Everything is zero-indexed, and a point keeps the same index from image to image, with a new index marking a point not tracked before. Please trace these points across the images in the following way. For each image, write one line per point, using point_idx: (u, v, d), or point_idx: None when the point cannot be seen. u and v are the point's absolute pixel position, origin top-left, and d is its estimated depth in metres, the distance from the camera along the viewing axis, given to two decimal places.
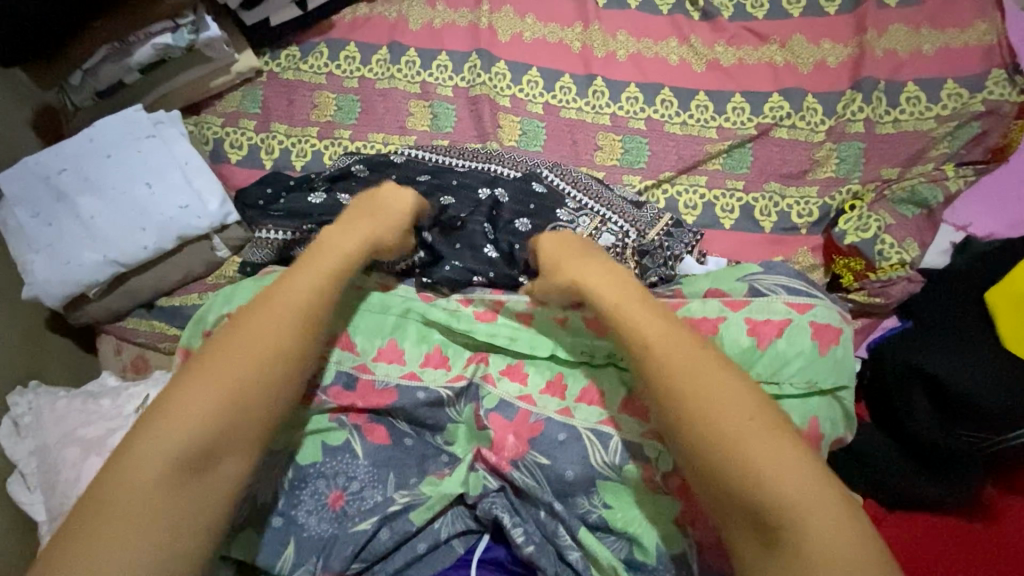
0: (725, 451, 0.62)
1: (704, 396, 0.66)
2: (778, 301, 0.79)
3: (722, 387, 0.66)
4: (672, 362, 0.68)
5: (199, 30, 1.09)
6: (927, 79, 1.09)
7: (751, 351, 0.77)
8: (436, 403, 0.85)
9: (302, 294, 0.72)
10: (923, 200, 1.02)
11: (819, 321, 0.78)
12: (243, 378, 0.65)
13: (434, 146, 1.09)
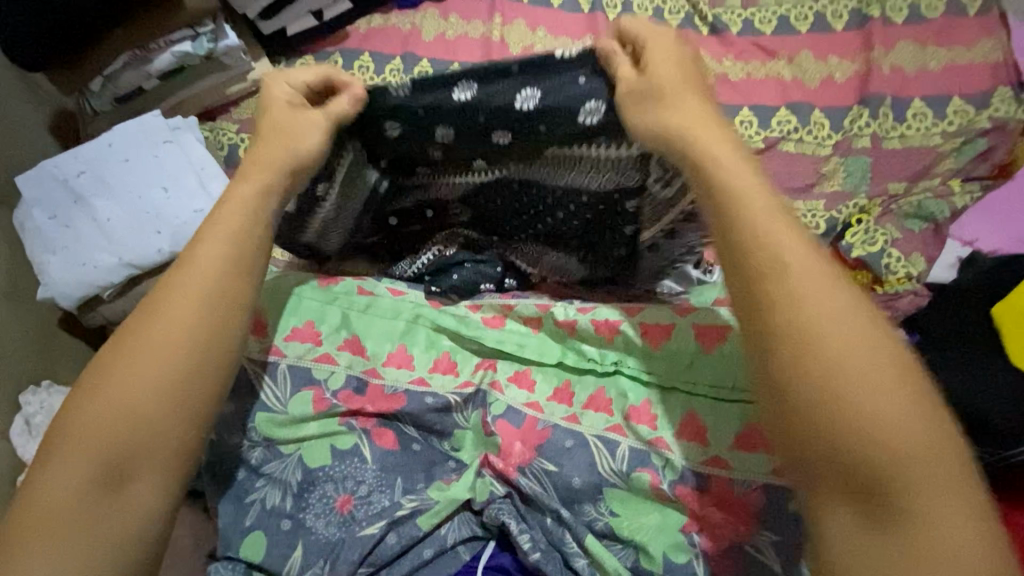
0: (841, 407, 0.53)
1: (828, 339, 0.56)
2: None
3: (865, 339, 0.56)
4: (806, 295, 0.57)
5: (217, 38, 1.11)
6: (933, 96, 1.10)
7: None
8: (444, 408, 0.86)
9: (218, 274, 0.68)
10: (929, 214, 1.04)
11: None
12: (162, 370, 0.63)
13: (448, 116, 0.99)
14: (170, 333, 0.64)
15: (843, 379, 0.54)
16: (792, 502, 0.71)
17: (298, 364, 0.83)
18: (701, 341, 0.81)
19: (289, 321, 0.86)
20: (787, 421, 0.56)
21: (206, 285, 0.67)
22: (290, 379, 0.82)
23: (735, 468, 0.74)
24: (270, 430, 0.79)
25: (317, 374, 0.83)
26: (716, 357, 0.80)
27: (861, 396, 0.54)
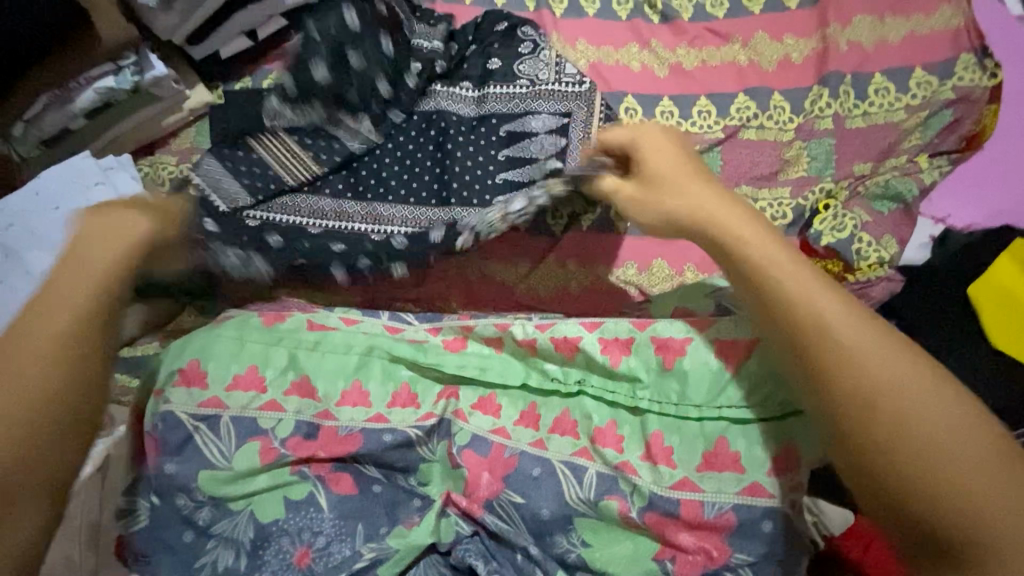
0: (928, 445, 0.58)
1: (894, 387, 0.60)
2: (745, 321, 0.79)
3: (946, 416, 0.59)
4: (841, 322, 0.62)
5: (143, 70, 1.06)
6: (895, 69, 1.06)
7: (719, 375, 0.77)
8: (405, 444, 0.82)
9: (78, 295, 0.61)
10: (897, 194, 0.99)
11: None
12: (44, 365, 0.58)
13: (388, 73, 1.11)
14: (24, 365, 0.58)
15: (881, 369, 0.60)
16: (764, 523, 0.71)
17: (244, 415, 0.80)
18: (663, 357, 0.79)
19: (229, 368, 0.82)
20: (838, 411, 0.61)
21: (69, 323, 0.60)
22: (243, 431, 0.79)
23: (706, 492, 0.73)
24: (214, 488, 0.76)
25: (263, 424, 0.80)
26: (676, 374, 0.78)
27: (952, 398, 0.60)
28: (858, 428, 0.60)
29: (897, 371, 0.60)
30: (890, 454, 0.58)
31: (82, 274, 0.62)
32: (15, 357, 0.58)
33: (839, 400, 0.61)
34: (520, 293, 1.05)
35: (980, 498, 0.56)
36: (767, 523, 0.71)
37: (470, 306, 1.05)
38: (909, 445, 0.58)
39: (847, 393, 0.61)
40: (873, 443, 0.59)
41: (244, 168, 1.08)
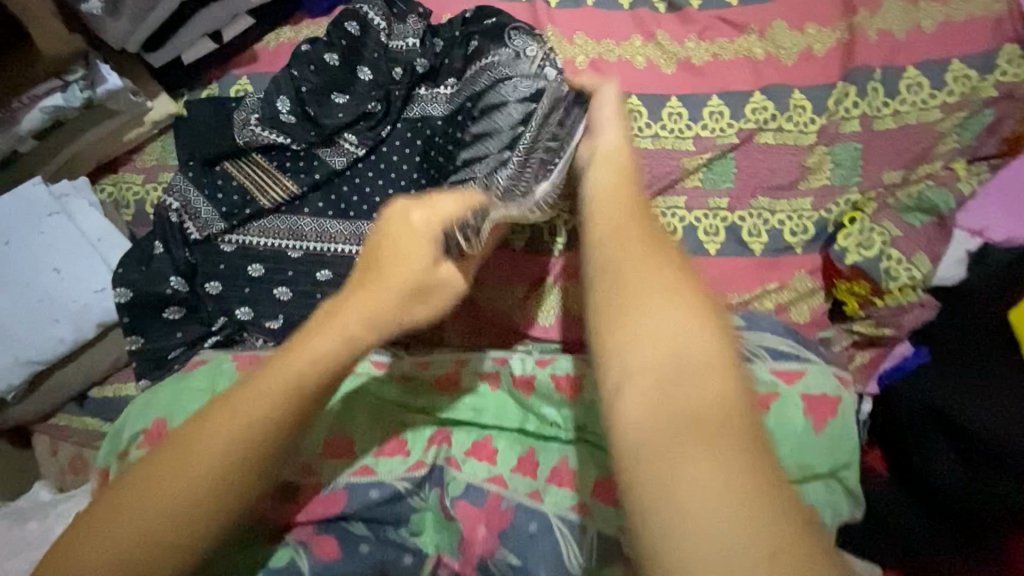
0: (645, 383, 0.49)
1: (667, 346, 0.50)
2: (759, 370, 0.70)
3: (698, 348, 0.49)
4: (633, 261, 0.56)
5: (95, 83, 0.95)
6: (930, 61, 0.95)
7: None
8: (393, 497, 0.78)
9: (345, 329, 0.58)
10: (932, 206, 0.90)
11: (810, 393, 0.67)
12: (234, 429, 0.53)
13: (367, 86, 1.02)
14: (265, 411, 0.54)
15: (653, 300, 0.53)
16: None
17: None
18: None
19: None
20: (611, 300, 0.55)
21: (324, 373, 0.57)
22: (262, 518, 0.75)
23: None
24: None
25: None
26: None
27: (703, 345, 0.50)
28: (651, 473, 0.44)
29: (698, 346, 0.50)
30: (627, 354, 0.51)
31: (353, 317, 0.59)
32: (239, 402, 0.54)
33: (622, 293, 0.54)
34: (518, 321, 0.97)
35: (713, 484, 0.42)
36: None
37: (464, 336, 0.96)
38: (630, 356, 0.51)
39: (676, 413, 0.46)
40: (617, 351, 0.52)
41: (214, 195, 0.99)
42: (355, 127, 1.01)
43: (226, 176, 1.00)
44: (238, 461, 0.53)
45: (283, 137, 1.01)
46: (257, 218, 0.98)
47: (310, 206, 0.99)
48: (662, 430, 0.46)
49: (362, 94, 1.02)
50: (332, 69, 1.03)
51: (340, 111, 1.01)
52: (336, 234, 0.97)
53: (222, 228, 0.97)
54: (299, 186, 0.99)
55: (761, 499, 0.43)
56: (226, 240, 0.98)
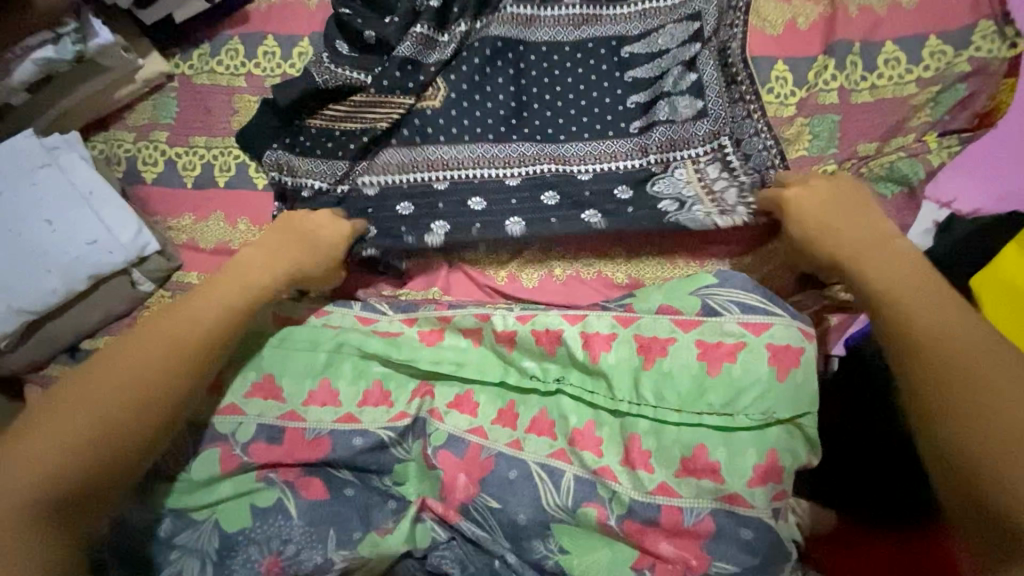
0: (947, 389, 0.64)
1: (949, 340, 0.66)
2: (729, 325, 0.73)
3: (964, 336, 0.66)
4: (910, 301, 0.71)
5: (86, 37, 0.95)
6: (906, 37, 0.98)
7: (701, 380, 0.72)
8: (377, 447, 0.83)
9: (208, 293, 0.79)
10: (903, 177, 0.93)
11: (775, 343, 0.71)
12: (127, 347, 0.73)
13: (421, 37, 1.01)
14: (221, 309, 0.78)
15: (879, 257, 0.76)
16: (745, 529, 0.68)
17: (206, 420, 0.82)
18: (644, 356, 0.75)
19: None
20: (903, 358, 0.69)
21: (227, 304, 0.79)
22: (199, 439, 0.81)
23: (684, 497, 0.70)
24: (176, 500, 0.78)
25: (223, 429, 0.82)
26: (656, 373, 0.74)
27: (907, 274, 0.73)
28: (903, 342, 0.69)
29: (977, 349, 0.65)
30: (922, 334, 0.68)
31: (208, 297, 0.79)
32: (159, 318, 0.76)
33: (908, 347, 0.68)
34: (501, 281, 0.97)
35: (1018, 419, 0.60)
36: (746, 531, 0.68)
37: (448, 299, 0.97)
38: (938, 362, 0.66)
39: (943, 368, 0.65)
40: (920, 348, 0.67)
41: (309, 146, 1.00)
42: (449, 78, 1.02)
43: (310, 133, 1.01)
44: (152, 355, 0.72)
45: (372, 95, 1.01)
46: (353, 173, 0.99)
47: (438, 133, 1.00)
48: (932, 331, 0.67)
49: (412, 52, 1.01)
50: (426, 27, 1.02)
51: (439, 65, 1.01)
52: (454, 157, 0.98)
53: (345, 176, 0.99)
54: (395, 128, 1.01)
55: (965, 354, 0.65)
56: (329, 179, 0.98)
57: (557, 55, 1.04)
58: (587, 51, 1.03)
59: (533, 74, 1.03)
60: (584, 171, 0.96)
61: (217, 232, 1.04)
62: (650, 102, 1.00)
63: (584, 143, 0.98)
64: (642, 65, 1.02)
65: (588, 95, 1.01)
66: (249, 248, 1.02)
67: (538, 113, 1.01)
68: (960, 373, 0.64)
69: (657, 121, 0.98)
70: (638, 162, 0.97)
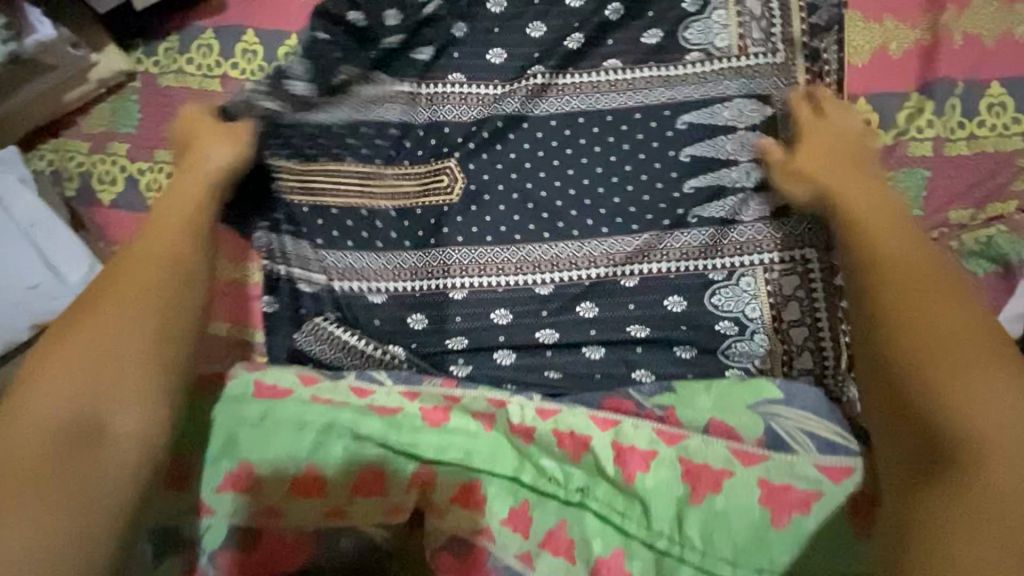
0: (914, 377, 0.51)
1: (926, 328, 0.53)
2: (802, 464, 0.64)
3: (982, 337, 0.52)
4: (908, 292, 0.56)
5: (20, 33, 0.78)
6: (1015, 79, 0.82)
7: (761, 526, 0.62)
8: (367, 549, 0.72)
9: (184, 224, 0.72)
10: (1000, 254, 0.78)
11: (857, 496, 0.62)
12: (136, 304, 0.63)
13: (444, 97, 0.92)
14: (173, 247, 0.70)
15: (885, 236, 0.61)
16: None
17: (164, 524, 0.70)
18: (691, 486, 0.65)
19: None
20: (872, 374, 0.55)
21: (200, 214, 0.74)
22: (156, 539, 0.68)
23: None
24: None
25: (190, 533, 0.70)
26: (709, 513, 0.64)
27: (923, 291, 0.55)
28: (904, 380, 0.52)
29: (1001, 402, 0.48)
30: (917, 340, 0.53)
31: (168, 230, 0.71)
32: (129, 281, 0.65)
33: (890, 361, 0.54)
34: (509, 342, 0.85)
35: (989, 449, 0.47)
36: None
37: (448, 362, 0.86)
38: (940, 417, 0.49)
39: (940, 400, 0.49)
40: (892, 359, 0.53)
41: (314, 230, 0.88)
42: (472, 157, 0.90)
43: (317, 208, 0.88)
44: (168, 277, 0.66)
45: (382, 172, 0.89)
46: (360, 257, 0.88)
47: (460, 231, 0.88)
48: (902, 334, 0.53)
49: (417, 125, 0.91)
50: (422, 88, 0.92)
51: (465, 137, 0.90)
52: (484, 261, 0.88)
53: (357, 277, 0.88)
54: (408, 226, 0.89)
55: (955, 370, 0.50)
56: (340, 283, 0.87)
57: (598, 133, 0.90)
58: (632, 124, 0.89)
59: (569, 155, 0.90)
60: (629, 275, 0.86)
61: None
62: (709, 193, 0.87)
63: (627, 238, 0.87)
64: (695, 143, 0.88)
65: (632, 177, 0.88)
66: None
67: (575, 202, 0.88)
68: (952, 409, 0.49)
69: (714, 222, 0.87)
70: (687, 268, 0.86)
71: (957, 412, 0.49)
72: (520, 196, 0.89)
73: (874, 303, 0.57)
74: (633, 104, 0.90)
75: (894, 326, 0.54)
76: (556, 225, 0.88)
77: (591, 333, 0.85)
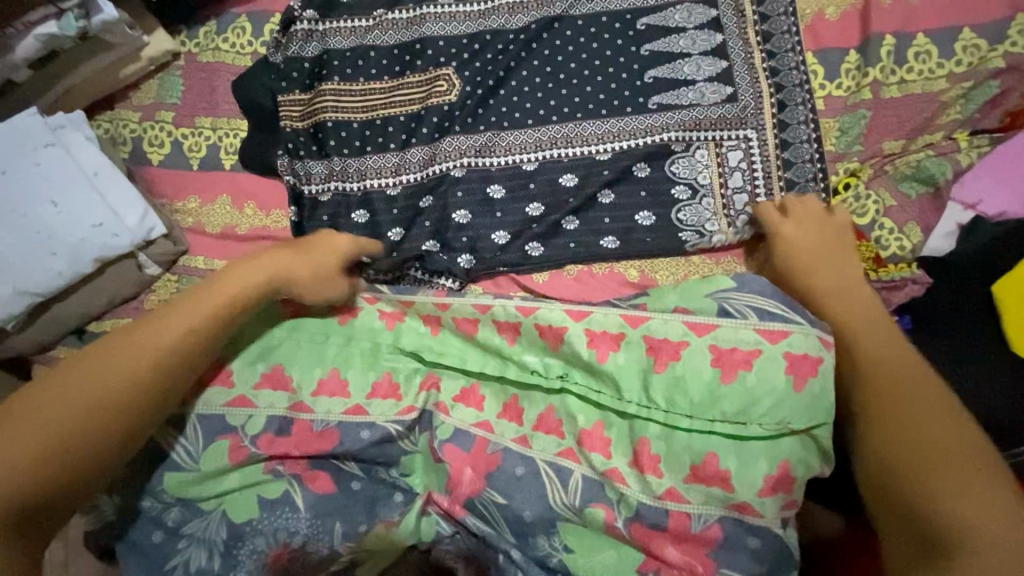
0: (898, 444, 0.66)
1: (931, 433, 0.65)
2: (745, 330, 0.73)
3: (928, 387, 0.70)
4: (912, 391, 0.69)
5: (89, 12, 0.92)
6: (940, 29, 0.94)
7: (714, 385, 0.73)
8: (386, 439, 0.83)
9: (197, 313, 0.75)
10: (929, 177, 0.91)
11: (793, 351, 0.71)
12: (147, 361, 0.71)
13: (430, 5, 1.07)
14: (157, 347, 0.72)
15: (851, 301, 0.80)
16: (752, 538, 0.69)
17: (212, 411, 0.81)
18: (653, 357, 0.76)
19: None
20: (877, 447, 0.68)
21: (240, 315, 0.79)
22: (205, 427, 0.80)
23: (692, 503, 0.71)
24: (183, 490, 0.78)
25: (233, 420, 0.81)
26: (673, 380, 0.74)
27: (906, 370, 0.72)
28: (889, 450, 0.67)
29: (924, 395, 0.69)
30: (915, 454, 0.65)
31: (183, 314, 0.75)
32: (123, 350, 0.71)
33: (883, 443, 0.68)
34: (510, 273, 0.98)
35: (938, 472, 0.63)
36: (753, 540, 0.70)
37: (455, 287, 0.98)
38: (927, 437, 0.65)
39: (896, 453, 0.66)
40: (889, 421, 0.68)
41: (336, 139, 1.02)
42: (463, 64, 1.04)
43: (341, 126, 1.02)
44: (149, 371, 0.71)
45: (383, 80, 1.04)
46: (373, 155, 1.01)
47: (456, 126, 1.02)
48: (911, 412, 0.68)
49: (408, 54, 1.05)
50: (407, 41, 1.06)
51: (458, 67, 1.04)
52: (477, 146, 1.01)
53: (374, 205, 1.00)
54: (418, 126, 1.02)
55: (941, 495, 0.61)
56: (366, 182, 1.01)
57: (568, 33, 1.04)
58: (608, 46, 1.03)
59: (547, 55, 1.04)
60: (603, 151, 0.99)
61: (223, 216, 1.02)
62: (668, 83, 1.00)
63: (600, 122, 1.00)
64: (651, 43, 1.02)
65: (605, 87, 1.02)
66: (256, 232, 1.01)
67: (556, 92, 1.02)
68: (915, 418, 0.67)
69: (677, 103, 0.99)
70: (657, 139, 0.98)
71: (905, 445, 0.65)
72: (507, 96, 1.03)
73: (879, 426, 0.68)
74: (595, 28, 1.04)
75: (884, 412, 0.69)
76: (540, 117, 1.02)
77: (569, 245, 0.96)
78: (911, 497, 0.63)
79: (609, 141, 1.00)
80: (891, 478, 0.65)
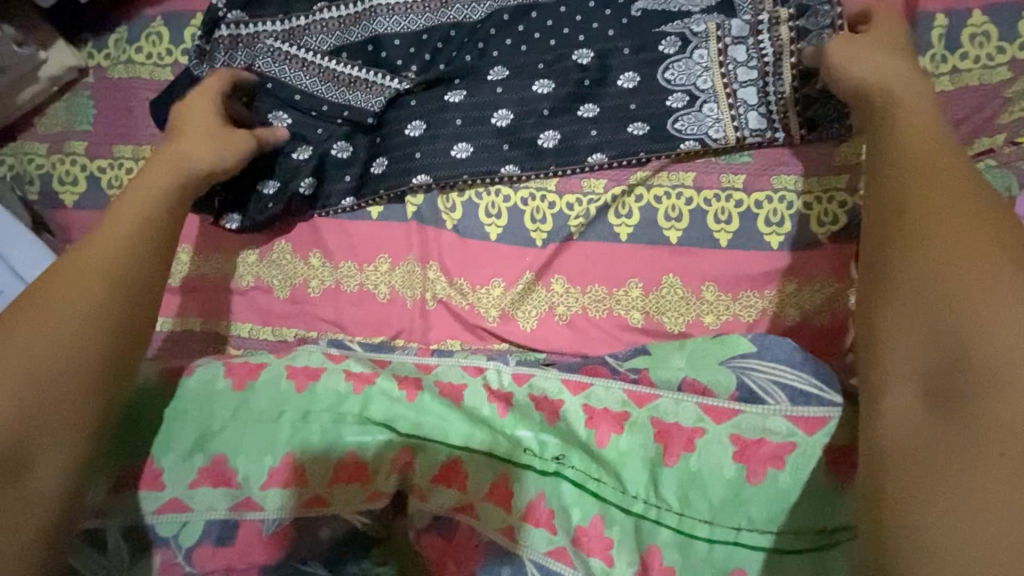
0: (959, 402, 0.40)
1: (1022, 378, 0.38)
2: (774, 416, 0.63)
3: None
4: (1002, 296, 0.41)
5: None
6: (1002, 5, 0.77)
7: (736, 484, 0.62)
8: (349, 534, 0.71)
9: (95, 277, 0.57)
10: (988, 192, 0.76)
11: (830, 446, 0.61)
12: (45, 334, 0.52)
13: None
14: (79, 307, 0.55)
15: (941, 189, 0.48)
16: None
17: (141, 520, 0.68)
18: (663, 445, 0.65)
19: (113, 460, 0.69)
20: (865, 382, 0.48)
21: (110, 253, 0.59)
22: (131, 538, 0.68)
23: None
24: None
25: (164, 530, 0.68)
26: (687, 476, 0.63)
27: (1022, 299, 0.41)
28: (950, 420, 0.40)
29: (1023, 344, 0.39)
30: (936, 421, 0.41)
31: (86, 264, 0.57)
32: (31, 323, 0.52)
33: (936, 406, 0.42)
34: (493, 322, 0.83)
35: (989, 433, 0.38)
36: None
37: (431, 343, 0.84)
38: (975, 409, 0.39)
39: (937, 431, 0.41)
40: (957, 373, 0.41)
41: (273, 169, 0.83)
42: (424, 68, 0.85)
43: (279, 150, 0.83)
44: (118, 309, 0.56)
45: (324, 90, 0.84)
46: (322, 186, 0.85)
47: (416, 147, 0.83)
48: (980, 378, 0.40)
49: (355, 58, 0.85)
50: (356, 42, 0.85)
51: (418, 72, 0.85)
52: (444, 170, 0.82)
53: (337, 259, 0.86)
54: (373, 148, 0.85)
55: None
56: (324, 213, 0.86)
57: (551, 24, 0.84)
58: (599, 37, 0.83)
59: (526, 51, 0.84)
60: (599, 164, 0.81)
61: None
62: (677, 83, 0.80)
63: (589, 137, 0.81)
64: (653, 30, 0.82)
65: (598, 91, 0.81)
66: (199, 283, 0.88)
67: (537, 99, 0.82)
68: (956, 284, 0.43)
69: (689, 107, 0.80)
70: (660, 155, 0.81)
71: (910, 425, 0.42)
72: (477, 105, 0.82)
73: (949, 358, 0.42)
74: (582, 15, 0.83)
75: (953, 349, 0.42)
76: (517, 133, 0.82)
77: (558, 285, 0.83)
78: (942, 485, 0.38)
79: (606, 155, 0.81)
80: (891, 488, 0.41)
